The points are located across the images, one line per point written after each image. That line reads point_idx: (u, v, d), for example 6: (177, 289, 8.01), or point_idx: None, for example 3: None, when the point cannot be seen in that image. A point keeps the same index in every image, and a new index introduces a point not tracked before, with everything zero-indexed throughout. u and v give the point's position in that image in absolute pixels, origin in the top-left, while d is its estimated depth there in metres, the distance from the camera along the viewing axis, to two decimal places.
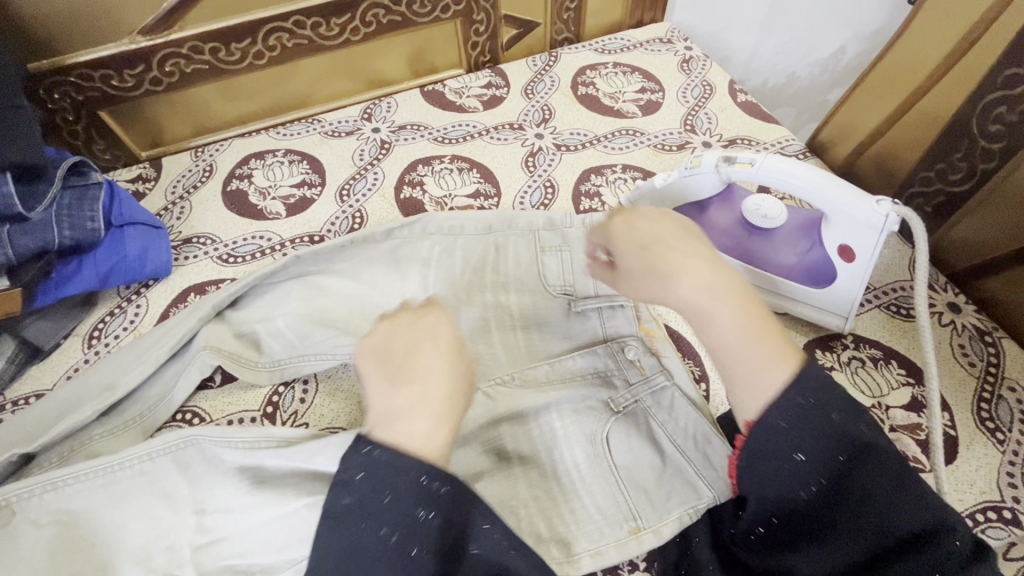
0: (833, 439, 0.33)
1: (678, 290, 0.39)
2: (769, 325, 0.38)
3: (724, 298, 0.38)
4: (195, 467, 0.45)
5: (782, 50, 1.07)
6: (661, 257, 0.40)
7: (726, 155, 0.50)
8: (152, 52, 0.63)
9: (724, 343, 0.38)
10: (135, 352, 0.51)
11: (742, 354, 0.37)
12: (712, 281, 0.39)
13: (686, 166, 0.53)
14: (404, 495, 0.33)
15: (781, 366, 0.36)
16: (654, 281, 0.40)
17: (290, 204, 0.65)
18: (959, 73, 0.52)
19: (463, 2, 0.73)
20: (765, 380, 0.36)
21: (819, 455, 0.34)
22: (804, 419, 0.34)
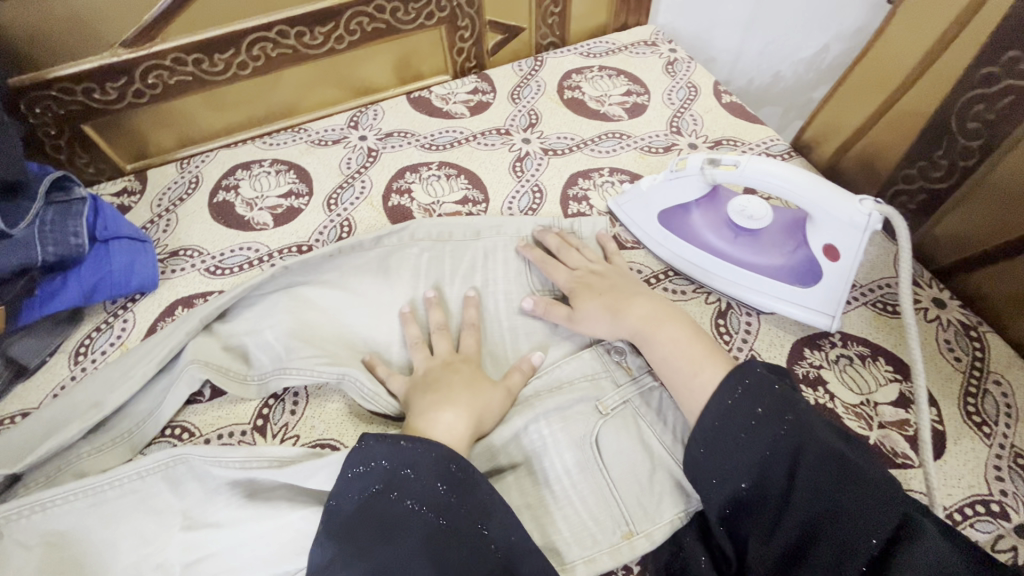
0: (760, 434, 0.40)
1: (624, 318, 0.50)
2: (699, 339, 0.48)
3: (659, 322, 0.49)
4: (185, 483, 0.45)
5: (766, 50, 1.08)
6: (608, 295, 0.52)
7: (711, 158, 0.51)
8: (134, 65, 0.62)
9: (666, 355, 0.47)
10: (123, 367, 0.51)
11: (680, 364, 0.46)
12: (648, 311, 0.50)
13: (673, 169, 0.54)
14: (408, 483, 0.40)
15: (711, 368, 0.45)
16: (604, 313, 0.51)
17: (277, 214, 0.65)
18: (937, 71, 0.53)
19: (447, 9, 0.73)
20: (699, 380, 0.45)
21: (750, 450, 0.40)
22: (732, 420, 0.41)
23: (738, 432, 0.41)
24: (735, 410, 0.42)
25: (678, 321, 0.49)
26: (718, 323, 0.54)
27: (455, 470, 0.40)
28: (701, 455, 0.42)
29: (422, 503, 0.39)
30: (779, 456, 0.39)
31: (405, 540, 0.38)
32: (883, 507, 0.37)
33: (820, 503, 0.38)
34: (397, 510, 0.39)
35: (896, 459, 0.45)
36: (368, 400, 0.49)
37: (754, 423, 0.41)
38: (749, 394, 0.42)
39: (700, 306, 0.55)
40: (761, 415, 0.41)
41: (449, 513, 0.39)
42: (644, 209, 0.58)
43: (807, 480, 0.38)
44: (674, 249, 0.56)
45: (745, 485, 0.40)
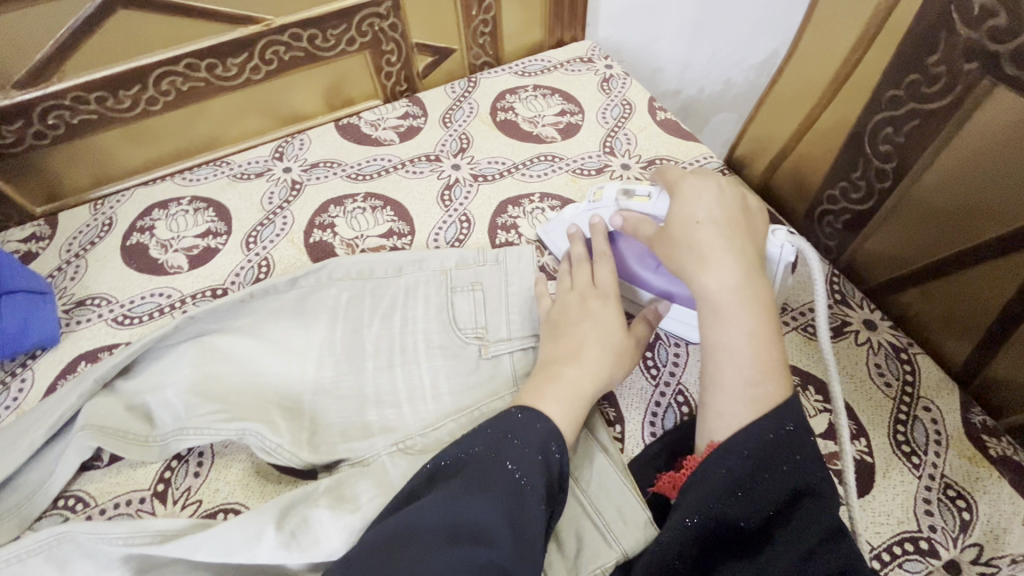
0: (786, 476, 0.37)
1: (714, 276, 0.42)
2: (772, 343, 0.41)
3: (747, 305, 0.42)
4: (72, 563, 0.42)
5: (714, 58, 1.07)
6: (709, 240, 0.44)
7: (626, 190, 0.53)
8: (30, 106, 0.59)
9: (732, 343, 0.41)
10: (13, 434, 0.48)
11: (742, 359, 0.41)
12: (744, 282, 0.42)
13: (590, 200, 0.56)
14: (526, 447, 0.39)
15: (773, 387, 0.40)
16: (691, 258, 0.44)
17: (193, 255, 0.62)
18: (848, 91, 0.52)
19: (369, 34, 0.71)
20: (754, 394, 0.40)
21: (769, 489, 0.37)
22: (767, 451, 0.38)
23: (763, 470, 0.37)
24: (778, 446, 0.38)
25: (766, 312, 0.42)
26: (646, 356, 0.54)
27: (554, 454, 0.40)
28: (714, 478, 0.38)
29: (525, 473, 0.38)
30: (789, 511, 0.36)
31: (492, 493, 0.36)
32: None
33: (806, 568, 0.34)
34: (495, 469, 0.38)
35: None
36: (270, 453, 0.46)
37: (783, 467, 0.37)
38: (795, 438, 0.38)
39: None
40: (796, 461, 0.37)
41: (543, 486, 0.38)
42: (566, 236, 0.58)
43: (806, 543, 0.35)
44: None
45: (737, 525, 0.37)
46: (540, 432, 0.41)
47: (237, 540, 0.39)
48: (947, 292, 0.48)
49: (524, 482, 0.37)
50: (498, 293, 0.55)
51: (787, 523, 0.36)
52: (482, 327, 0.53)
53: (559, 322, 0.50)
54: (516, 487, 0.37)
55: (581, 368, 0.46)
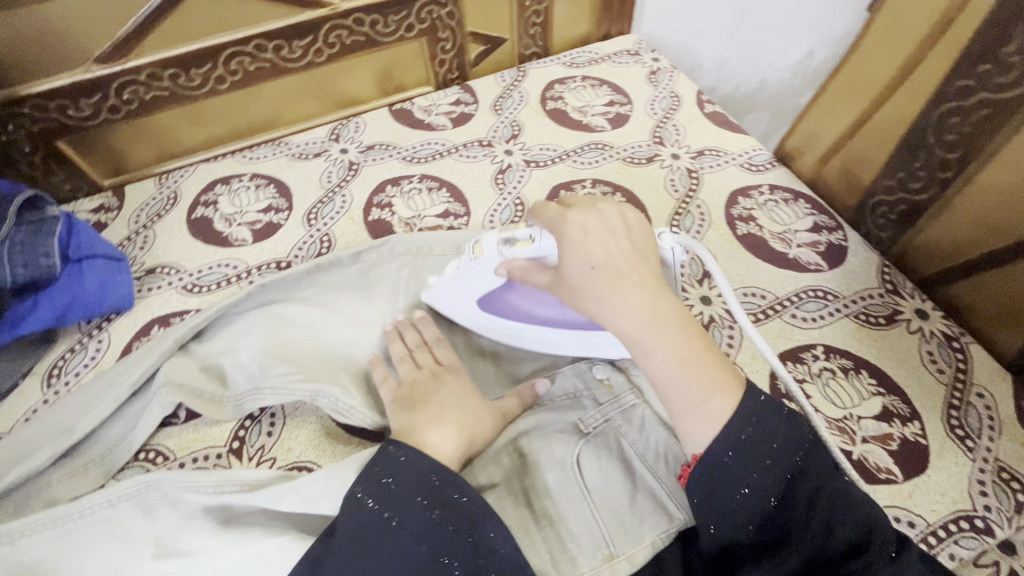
0: (772, 468, 0.37)
1: (626, 319, 0.39)
2: (706, 356, 0.40)
3: (667, 330, 0.39)
4: (158, 510, 0.44)
5: (754, 56, 1.07)
6: (612, 280, 0.40)
7: (504, 237, 0.45)
8: (109, 81, 0.61)
9: (669, 375, 0.39)
10: (97, 390, 0.50)
11: (683, 387, 0.39)
12: (653, 313, 0.39)
13: (470, 257, 0.47)
14: (409, 489, 0.39)
15: (722, 395, 0.38)
16: (601, 305, 0.40)
17: (256, 229, 0.64)
18: (911, 86, 0.54)
19: (427, 21, 0.73)
20: (705, 411, 0.38)
21: (760, 485, 0.37)
22: (746, 456, 0.37)
23: (749, 470, 0.37)
24: (750, 447, 0.37)
25: (685, 328, 0.40)
26: None
27: (436, 481, 0.40)
28: (703, 495, 0.38)
29: (402, 518, 0.38)
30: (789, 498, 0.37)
31: (375, 552, 0.37)
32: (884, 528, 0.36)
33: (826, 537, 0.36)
34: (373, 523, 0.38)
35: (880, 474, 0.45)
36: (342, 413, 0.48)
37: (764, 463, 0.37)
38: (761, 433, 0.37)
39: None
40: (774, 451, 0.37)
41: (423, 530, 0.38)
42: (457, 296, 0.51)
43: (816, 520, 0.36)
44: (502, 328, 0.53)
45: (749, 529, 0.37)
46: (423, 466, 0.40)
47: (322, 489, 0.43)
48: (1003, 283, 0.49)
49: (403, 528, 0.38)
50: None
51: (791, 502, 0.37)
52: None
53: (413, 395, 0.47)
54: (396, 537, 0.37)
55: (444, 431, 0.44)
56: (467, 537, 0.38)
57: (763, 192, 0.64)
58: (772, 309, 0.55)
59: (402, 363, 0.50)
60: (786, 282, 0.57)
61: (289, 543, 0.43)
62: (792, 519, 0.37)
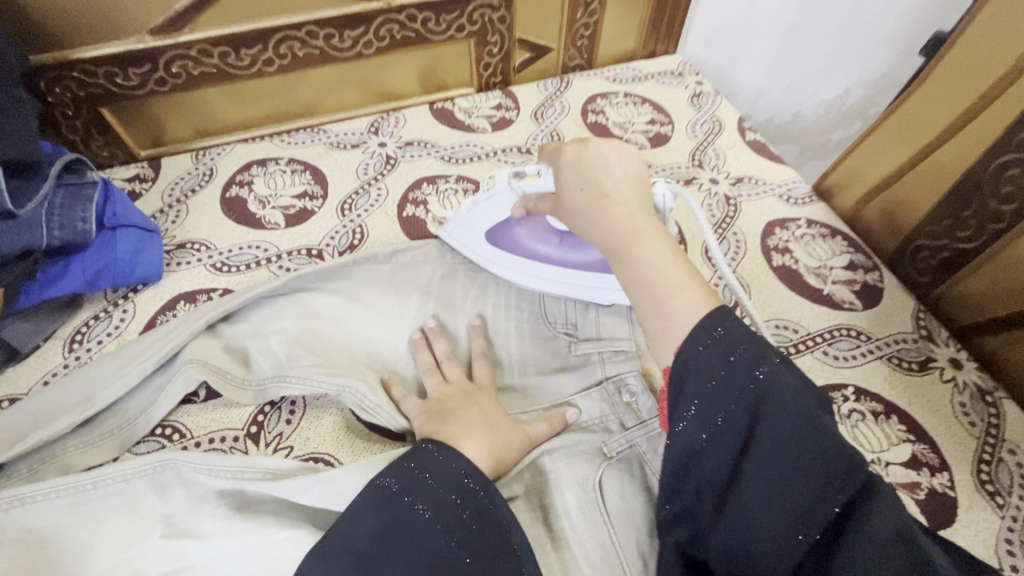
0: (726, 378, 0.31)
1: (603, 227, 0.41)
2: (684, 264, 0.37)
3: (643, 235, 0.39)
4: (172, 489, 0.44)
5: (789, 89, 1.06)
6: (599, 194, 0.42)
7: (514, 172, 0.53)
8: (160, 53, 0.61)
9: (640, 275, 0.37)
10: (120, 361, 0.49)
11: (651, 286, 0.36)
12: (630, 221, 0.40)
13: (484, 188, 0.55)
14: (446, 482, 0.39)
15: (690, 297, 0.35)
16: (587, 219, 0.42)
17: (290, 214, 0.64)
18: (968, 133, 0.52)
19: (478, 23, 0.73)
20: (670, 309, 0.35)
21: (711, 398, 0.31)
22: (709, 357, 0.32)
23: (701, 380, 0.32)
24: (710, 354, 0.32)
25: (663, 238, 0.38)
26: None
27: (469, 484, 0.40)
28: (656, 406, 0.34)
29: (434, 512, 0.38)
30: (739, 416, 0.31)
31: (403, 545, 0.37)
32: (847, 471, 0.29)
33: (769, 466, 0.30)
34: (404, 514, 0.38)
35: None
36: (367, 411, 0.48)
37: (720, 371, 0.32)
38: (725, 341, 0.32)
39: None
40: (734, 363, 0.32)
41: (453, 527, 0.38)
42: (468, 230, 0.58)
43: (765, 444, 0.30)
44: (503, 267, 0.58)
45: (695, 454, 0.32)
46: (456, 468, 0.40)
47: (345, 486, 0.42)
48: None
49: (435, 522, 0.37)
50: None
51: (740, 423, 0.31)
52: (573, 325, 0.57)
53: (442, 409, 0.47)
54: (427, 530, 0.37)
55: (477, 441, 0.44)
56: (492, 539, 0.38)
57: (800, 226, 0.64)
58: (804, 343, 0.55)
59: (431, 373, 0.51)
60: (819, 318, 0.57)
61: (300, 538, 0.42)
62: (735, 444, 0.31)
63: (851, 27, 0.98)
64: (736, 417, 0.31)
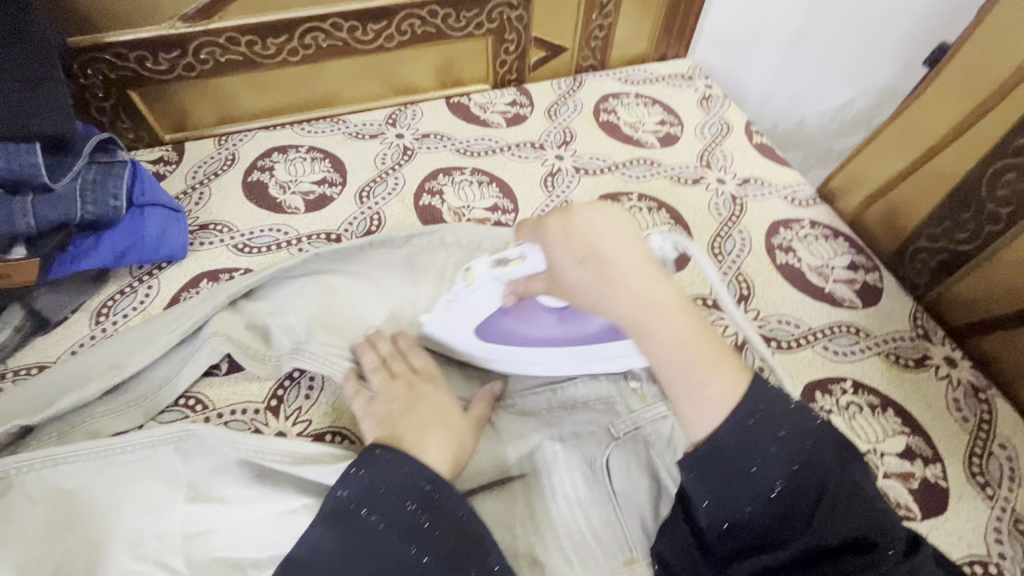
0: (782, 450, 0.34)
1: (619, 305, 0.38)
2: (706, 337, 0.38)
3: (664, 313, 0.37)
4: (195, 457, 0.45)
5: (795, 96, 1.08)
6: (605, 268, 0.38)
7: (495, 258, 0.45)
8: (190, 39, 0.63)
9: (667, 358, 0.37)
10: (145, 333, 0.51)
11: (681, 370, 0.37)
12: (649, 298, 0.37)
13: (461, 284, 0.47)
14: (397, 487, 0.38)
15: (722, 378, 0.36)
16: (596, 296, 0.39)
17: (310, 200, 0.66)
18: (967, 139, 0.54)
19: (497, 21, 0.75)
20: (708, 394, 0.36)
21: (773, 463, 0.34)
22: (750, 438, 0.35)
23: (753, 450, 0.35)
24: (753, 431, 0.35)
25: (683, 311, 0.38)
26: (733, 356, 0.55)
27: (426, 487, 0.39)
28: (712, 465, 0.35)
29: (388, 522, 0.37)
30: (798, 481, 0.34)
31: (364, 555, 0.36)
32: (893, 531, 0.33)
33: (827, 530, 0.33)
34: (360, 533, 0.36)
35: (898, 510, 0.46)
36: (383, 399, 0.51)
37: (770, 449, 0.35)
38: (767, 419, 0.35)
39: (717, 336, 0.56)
40: (782, 439, 0.35)
41: (410, 534, 0.36)
42: (453, 326, 0.50)
43: (825, 511, 0.33)
44: (503, 357, 0.53)
45: (746, 508, 0.34)
46: (406, 471, 0.39)
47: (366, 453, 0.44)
48: None
49: (391, 531, 0.36)
50: None
51: (798, 488, 0.34)
52: None
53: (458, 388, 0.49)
54: (383, 542, 0.36)
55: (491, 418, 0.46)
56: (451, 539, 0.37)
57: (804, 226, 0.66)
58: (805, 338, 0.57)
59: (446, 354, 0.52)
60: (820, 315, 0.59)
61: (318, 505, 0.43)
62: (796, 506, 0.34)
63: (857, 38, 1.00)
64: (789, 488, 0.34)
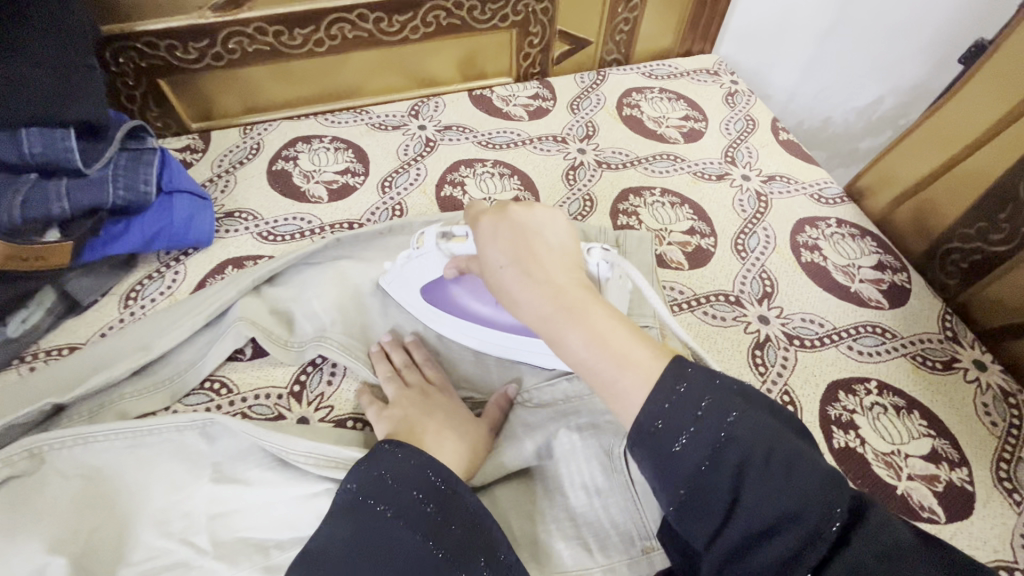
0: (702, 426, 0.30)
1: (532, 300, 0.37)
2: (625, 332, 0.34)
3: (576, 308, 0.35)
4: (220, 440, 0.46)
5: (821, 94, 1.06)
6: (524, 264, 0.38)
7: (444, 231, 0.49)
8: (219, 29, 0.64)
9: (579, 353, 0.34)
10: (172, 317, 0.52)
11: (595, 365, 0.34)
12: (564, 293, 0.36)
13: (413, 247, 0.51)
14: (407, 479, 0.39)
15: (637, 371, 0.32)
16: (515, 294, 0.38)
17: (333, 189, 0.67)
18: (1005, 140, 0.52)
19: (522, 14, 0.75)
20: (619, 389, 0.32)
21: (694, 441, 0.30)
22: (669, 422, 0.31)
23: (672, 430, 0.31)
24: (671, 409, 0.31)
25: (600, 306, 0.36)
26: (755, 354, 0.54)
27: (432, 478, 0.39)
28: (643, 449, 0.31)
29: (396, 510, 0.37)
30: (724, 458, 0.30)
31: (375, 544, 0.35)
32: (840, 499, 0.29)
33: (760, 506, 0.29)
34: (371, 522, 0.36)
35: (923, 513, 0.45)
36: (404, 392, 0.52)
37: (690, 428, 0.30)
38: (688, 393, 0.31)
39: (740, 333, 0.56)
40: (702, 414, 0.30)
41: (418, 524, 0.36)
42: (405, 289, 0.54)
43: (757, 488, 0.29)
44: (447, 328, 0.55)
45: (681, 491, 0.31)
46: (415, 465, 0.40)
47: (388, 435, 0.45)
48: None
49: (398, 519, 0.36)
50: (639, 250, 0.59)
51: (727, 465, 0.30)
52: None
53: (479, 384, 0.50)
54: (390, 528, 0.36)
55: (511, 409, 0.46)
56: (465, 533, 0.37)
57: (830, 225, 0.65)
58: (830, 337, 0.56)
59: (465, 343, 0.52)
60: (844, 315, 0.58)
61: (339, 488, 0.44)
62: (724, 484, 0.30)
63: (887, 35, 0.98)
64: (716, 466, 0.30)
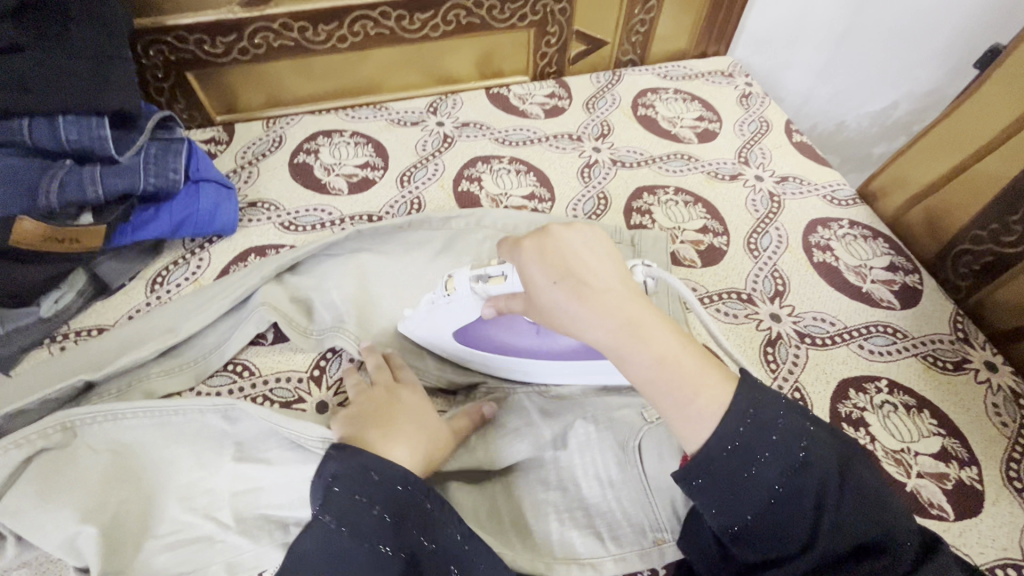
0: (780, 455, 0.32)
1: (595, 324, 0.36)
2: (689, 353, 0.35)
3: (642, 331, 0.35)
4: (241, 424, 0.46)
5: (835, 98, 1.06)
6: (578, 286, 0.37)
7: (475, 274, 0.46)
8: (246, 24, 0.66)
9: (649, 377, 0.35)
10: (197, 302, 0.54)
11: (664, 388, 0.34)
12: (627, 315, 0.36)
13: (442, 294, 0.48)
14: (357, 490, 0.38)
15: (708, 394, 0.34)
16: (570, 317, 0.37)
17: (353, 182, 0.68)
18: (1015, 144, 0.53)
19: (540, 14, 0.76)
20: (693, 411, 0.34)
21: (770, 469, 0.32)
22: (743, 451, 0.32)
23: (749, 459, 0.33)
24: (747, 437, 0.33)
25: (663, 328, 0.36)
26: (766, 350, 0.55)
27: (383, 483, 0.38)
28: (715, 473, 0.33)
29: (347, 524, 0.37)
30: (798, 486, 0.32)
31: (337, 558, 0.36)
32: (907, 528, 0.32)
33: (831, 534, 0.31)
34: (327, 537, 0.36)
35: (931, 510, 0.46)
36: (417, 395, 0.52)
37: (762, 455, 0.32)
38: (763, 422, 0.33)
39: (751, 330, 0.57)
40: (775, 442, 0.33)
41: (373, 534, 0.37)
42: (433, 329, 0.52)
43: (831, 517, 0.32)
44: (483, 361, 0.53)
45: (748, 514, 0.33)
46: (360, 472, 0.39)
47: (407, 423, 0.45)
48: None
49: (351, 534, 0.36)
50: (653, 247, 0.60)
51: (801, 493, 0.32)
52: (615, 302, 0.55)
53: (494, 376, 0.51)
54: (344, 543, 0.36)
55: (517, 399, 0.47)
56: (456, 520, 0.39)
57: (842, 226, 0.66)
58: (840, 336, 0.56)
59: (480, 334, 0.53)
60: (855, 314, 0.58)
61: None
62: (797, 510, 0.32)
63: (903, 40, 0.98)
64: (791, 493, 0.32)
